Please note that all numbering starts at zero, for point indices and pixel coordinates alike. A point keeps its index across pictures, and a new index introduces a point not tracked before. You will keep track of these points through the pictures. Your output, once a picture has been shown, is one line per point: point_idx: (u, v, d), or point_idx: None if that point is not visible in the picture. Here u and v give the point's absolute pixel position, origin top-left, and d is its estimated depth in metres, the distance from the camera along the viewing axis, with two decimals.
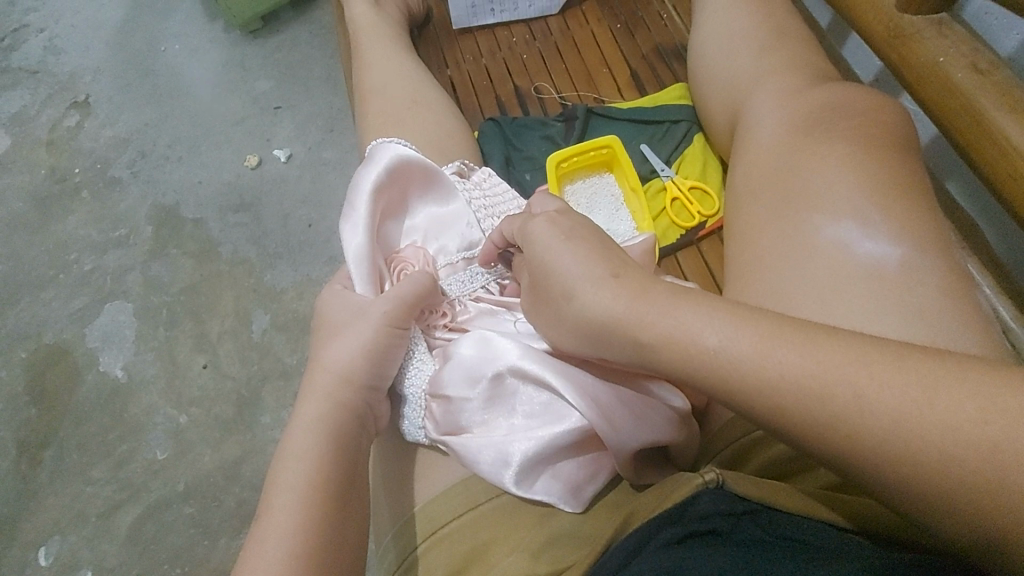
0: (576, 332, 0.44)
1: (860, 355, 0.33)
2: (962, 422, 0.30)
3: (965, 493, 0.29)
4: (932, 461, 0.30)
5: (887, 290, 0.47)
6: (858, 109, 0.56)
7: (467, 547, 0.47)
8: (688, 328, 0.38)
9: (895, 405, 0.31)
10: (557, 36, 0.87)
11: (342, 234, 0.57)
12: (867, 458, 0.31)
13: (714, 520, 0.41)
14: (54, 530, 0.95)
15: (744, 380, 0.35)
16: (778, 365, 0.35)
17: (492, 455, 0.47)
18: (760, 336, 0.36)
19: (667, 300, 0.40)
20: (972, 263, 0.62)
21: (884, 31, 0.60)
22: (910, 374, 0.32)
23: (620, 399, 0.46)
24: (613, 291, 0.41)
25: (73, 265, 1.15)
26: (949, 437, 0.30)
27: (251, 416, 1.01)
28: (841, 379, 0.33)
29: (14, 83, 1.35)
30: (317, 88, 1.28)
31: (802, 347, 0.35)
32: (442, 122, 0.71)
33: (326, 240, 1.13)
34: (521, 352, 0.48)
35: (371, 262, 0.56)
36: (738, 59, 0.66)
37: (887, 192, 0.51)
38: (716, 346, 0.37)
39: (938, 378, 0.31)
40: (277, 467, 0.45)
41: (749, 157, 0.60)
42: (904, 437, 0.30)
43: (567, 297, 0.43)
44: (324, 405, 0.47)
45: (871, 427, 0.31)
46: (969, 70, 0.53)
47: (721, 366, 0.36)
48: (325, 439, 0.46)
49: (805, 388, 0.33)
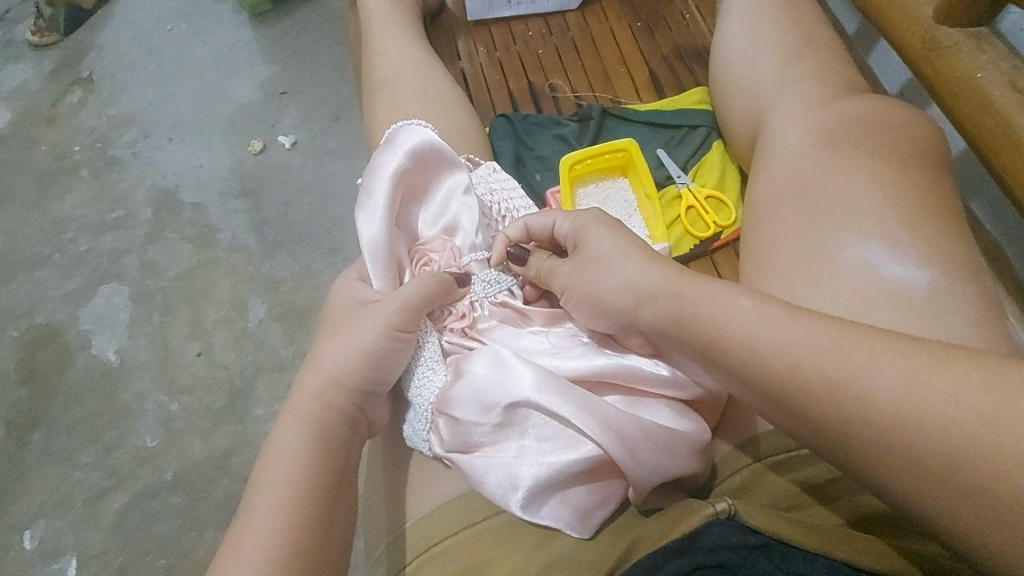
0: (608, 298, 0.46)
1: (883, 347, 0.34)
2: (992, 446, 0.29)
3: (989, 522, 0.29)
4: (959, 485, 0.29)
5: (912, 314, 0.45)
6: (889, 121, 0.54)
7: (460, 567, 0.44)
8: (714, 311, 0.40)
9: (934, 425, 0.30)
10: (575, 32, 0.84)
11: (359, 222, 0.55)
12: (878, 450, 0.32)
13: (722, 553, 0.39)
14: (37, 515, 0.93)
15: (784, 381, 0.36)
16: (795, 351, 0.36)
17: (500, 478, 0.45)
18: (805, 335, 0.36)
19: (713, 287, 0.41)
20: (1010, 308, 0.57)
21: (918, 42, 0.58)
22: (928, 368, 0.32)
23: (644, 431, 0.45)
24: (657, 266, 0.44)
25: (69, 244, 1.13)
26: (974, 458, 0.29)
27: (243, 408, 0.99)
28: (860, 366, 0.33)
29: (18, 56, 1.32)
30: (325, 74, 1.25)
31: (823, 332, 0.36)
32: (453, 115, 0.69)
33: (328, 230, 1.10)
34: (537, 383, 0.46)
35: (388, 257, 0.54)
36: (764, 63, 0.64)
37: (915, 209, 0.49)
38: (761, 344, 0.37)
39: (957, 375, 0.31)
40: (260, 467, 0.43)
41: (770, 166, 0.57)
42: (935, 458, 0.30)
43: (604, 267, 0.46)
44: (313, 405, 0.45)
45: (896, 438, 0.31)
46: (1007, 87, 0.51)
47: (764, 364, 0.37)
48: (313, 442, 0.44)
49: (842, 395, 0.33)
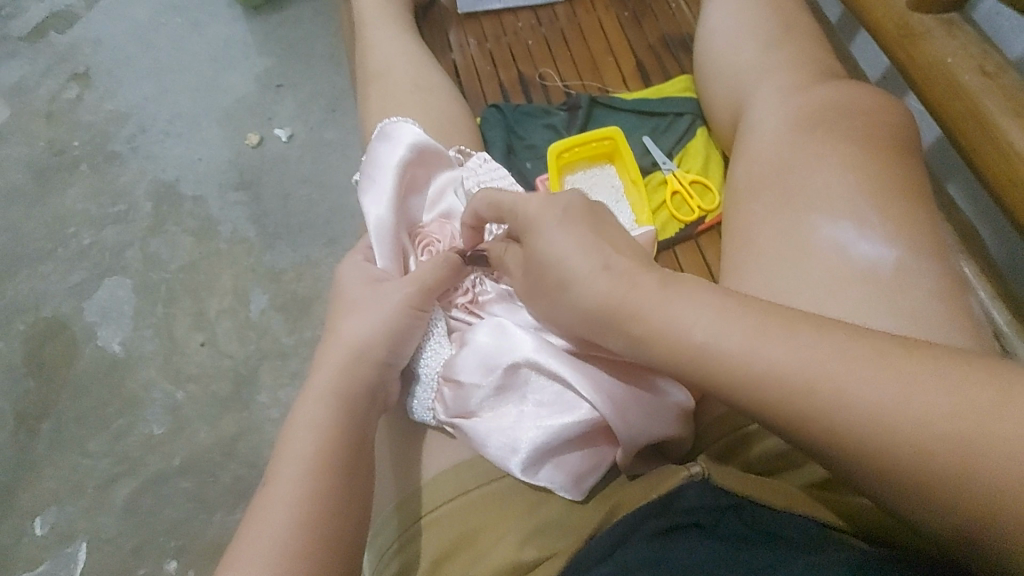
0: (561, 305, 0.44)
1: (844, 350, 0.34)
2: (936, 421, 0.31)
3: (942, 494, 0.30)
4: (916, 462, 0.31)
5: (881, 291, 0.47)
6: (863, 107, 0.56)
7: (455, 533, 0.47)
8: (668, 313, 0.38)
9: (887, 407, 0.32)
10: (563, 23, 0.86)
11: (364, 207, 0.59)
12: (850, 451, 0.32)
13: (698, 513, 0.42)
14: (51, 501, 0.96)
15: (744, 380, 0.35)
16: (753, 350, 0.36)
17: (499, 443, 0.48)
18: (758, 332, 0.36)
19: (663, 287, 0.40)
20: (980, 284, 0.60)
21: (893, 29, 0.60)
22: (873, 354, 0.33)
23: (634, 396, 0.47)
24: (611, 277, 0.41)
25: (71, 239, 1.15)
26: (923, 434, 0.31)
27: (248, 395, 1.02)
28: (826, 374, 0.33)
29: (13, 52, 1.33)
30: (320, 66, 1.27)
31: (783, 337, 0.35)
32: (446, 107, 0.71)
33: (328, 221, 1.13)
34: (536, 346, 0.49)
35: (392, 238, 0.57)
36: (746, 51, 0.66)
37: (886, 193, 0.51)
38: (717, 344, 0.36)
39: (918, 371, 0.32)
40: (287, 435, 0.46)
41: (750, 152, 0.59)
42: (890, 440, 0.31)
43: (552, 273, 0.44)
44: (337, 378, 0.48)
45: (855, 426, 0.32)
46: (977, 73, 0.54)
47: (722, 364, 0.36)
48: (337, 412, 0.47)
49: (802, 389, 0.34)
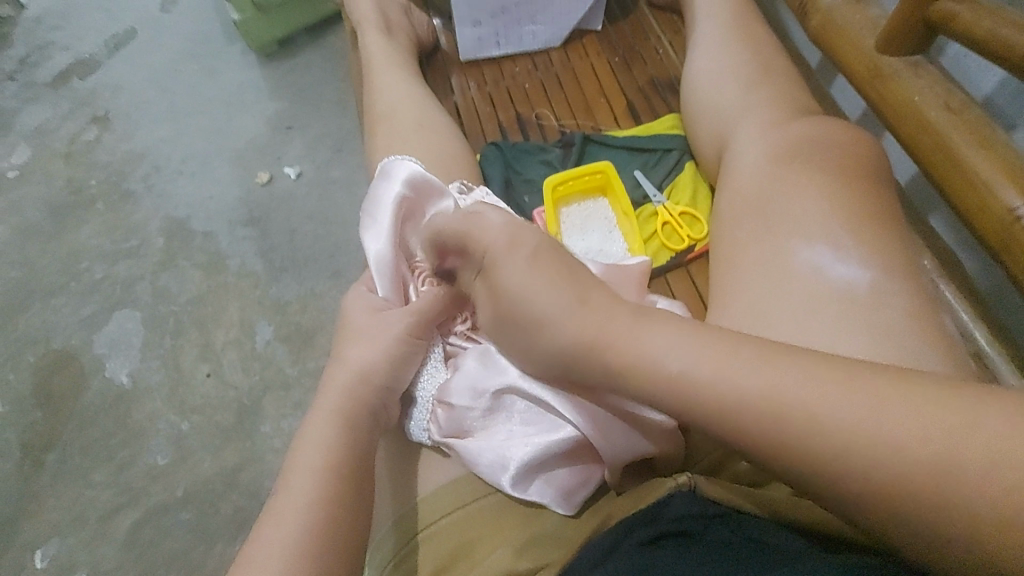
0: (541, 357, 0.44)
1: (818, 376, 0.36)
2: (911, 440, 0.32)
3: (923, 512, 0.32)
4: (896, 482, 0.32)
5: (859, 313, 0.50)
6: (836, 142, 0.60)
7: (453, 546, 0.49)
8: (655, 346, 0.40)
9: (865, 429, 0.33)
10: (558, 68, 0.91)
11: (365, 243, 0.62)
12: (834, 475, 0.34)
13: (685, 521, 0.44)
14: (52, 533, 0.97)
15: (731, 409, 0.37)
16: (736, 381, 0.37)
17: (490, 459, 0.50)
18: (740, 362, 0.38)
19: (647, 321, 0.41)
20: (962, 308, 0.62)
21: (864, 70, 0.65)
22: (848, 380, 0.35)
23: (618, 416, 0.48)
24: (588, 326, 0.41)
25: (84, 273, 1.19)
26: (900, 453, 0.32)
27: (251, 425, 1.03)
28: (801, 400, 0.35)
29: (38, 98, 1.40)
30: (327, 109, 1.33)
31: (762, 366, 0.37)
32: (447, 144, 0.75)
33: (332, 255, 1.17)
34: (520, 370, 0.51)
35: (391, 270, 0.60)
36: (727, 91, 0.70)
37: (858, 220, 0.54)
38: (704, 374, 0.38)
39: (888, 393, 0.34)
40: (294, 452, 0.48)
41: (733, 185, 0.63)
42: (871, 462, 0.33)
43: (532, 326, 0.43)
44: (342, 399, 0.50)
45: (836, 450, 0.34)
46: (943, 109, 0.58)
47: (710, 394, 0.37)
48: (342, 430, 0.49)
49: (785, 416, 0.35)
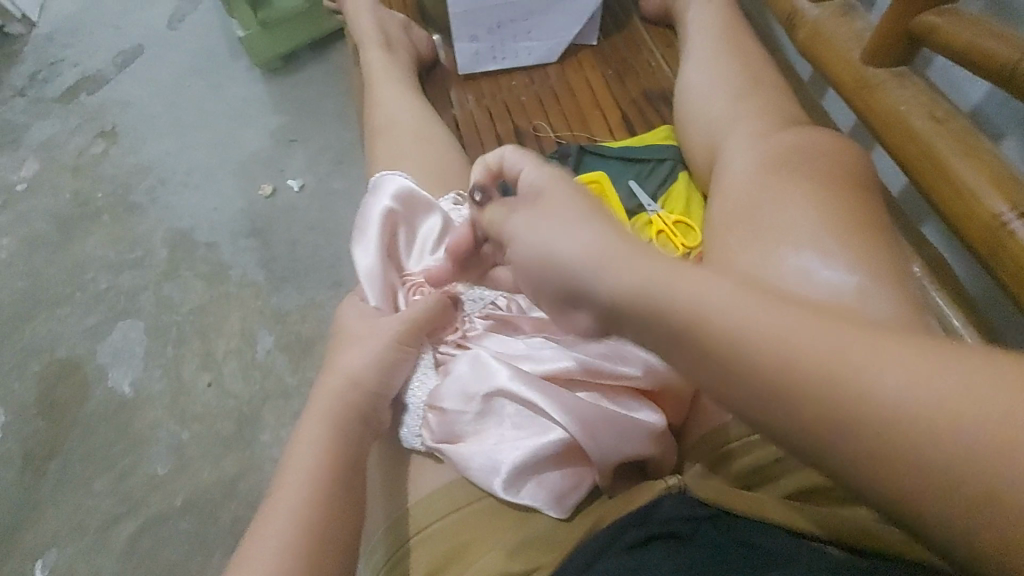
0: (539, 274, 0.41)
1: (852, 330, 0.30)
2: (959, 414, 0.26)
3: (965, 499, 0.26)
4: (933, 461, 0.26)
5: (838, 275, 0.52)
6: (822, 150, 0.61)
7: (447, 549, 0.50)
8: (659, 286, 0.34)
9: (900, 396, 0.27)
10: (554, 81, 0.93)
11: (354, 257, 0.63)
12: (857, 444, 0.28)
13: (674, 524, 0.44)
14: (52, 541, 0.97)
15: (742, 356, 0.31)
16: (753, 324, 0.31)
17: (482, 462, 0.51)
18: (757, 305, 0.32)
19: (651, 264, 0.36)
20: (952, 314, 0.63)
21: (852, 80, 0.66)
22: (887, 336, 0.29)
23: (605, 417, 0.49)
24: (597, 243, 0.38)
25: (89, 284, 1.21)
26: (943, 428, 0.26)
27: (251, 434, 1.04)
28: (828, 353, 0.29)
29: (47, 113, 1.43)
30: (329, 122, 1.35)
31: (782, 313, 0.31)
32: (444, 155, 0.77)
33: (333, 265, 1.18)
34: (510, 374, 0.51)
35: (381, 281, 0.61)
36: (717, 102, 0.72)
37: (843, 226, 0.55)
38: (715, 314, 0.32)
39: (938, 360, 0.28)
40: (288, 456, 0.49)
41: (724, 193, 0.64)
42: (901, 434, 0.27)
43: (538, 241, 0.41)
44: (334, 404, 0.51)
45: (862, 415, 0.28)
46: (929, 118, 0.59)
47: (717, 339, 0.32)
48: (334, 434, 0.50)
49: (806, 369, 0.29)
